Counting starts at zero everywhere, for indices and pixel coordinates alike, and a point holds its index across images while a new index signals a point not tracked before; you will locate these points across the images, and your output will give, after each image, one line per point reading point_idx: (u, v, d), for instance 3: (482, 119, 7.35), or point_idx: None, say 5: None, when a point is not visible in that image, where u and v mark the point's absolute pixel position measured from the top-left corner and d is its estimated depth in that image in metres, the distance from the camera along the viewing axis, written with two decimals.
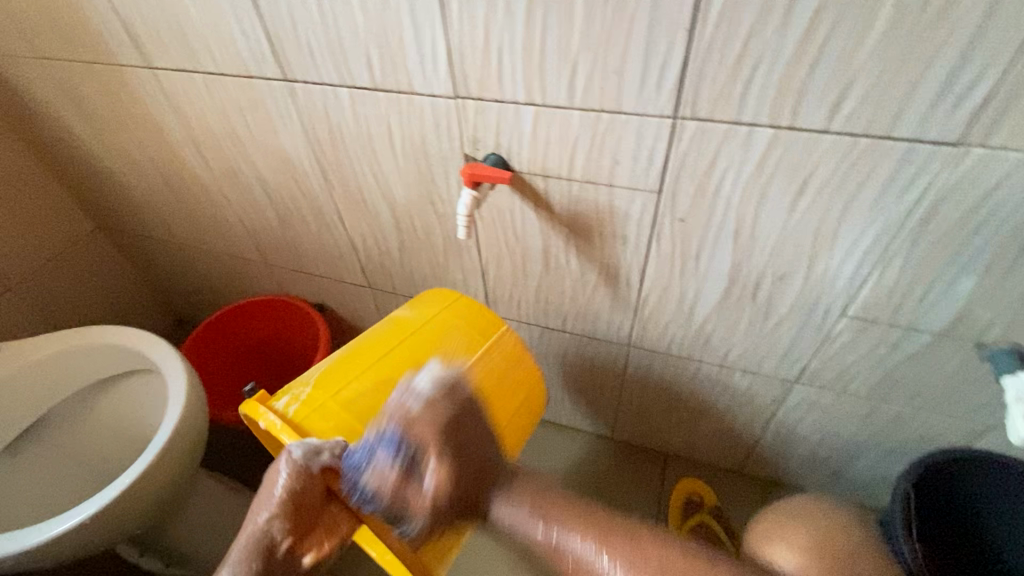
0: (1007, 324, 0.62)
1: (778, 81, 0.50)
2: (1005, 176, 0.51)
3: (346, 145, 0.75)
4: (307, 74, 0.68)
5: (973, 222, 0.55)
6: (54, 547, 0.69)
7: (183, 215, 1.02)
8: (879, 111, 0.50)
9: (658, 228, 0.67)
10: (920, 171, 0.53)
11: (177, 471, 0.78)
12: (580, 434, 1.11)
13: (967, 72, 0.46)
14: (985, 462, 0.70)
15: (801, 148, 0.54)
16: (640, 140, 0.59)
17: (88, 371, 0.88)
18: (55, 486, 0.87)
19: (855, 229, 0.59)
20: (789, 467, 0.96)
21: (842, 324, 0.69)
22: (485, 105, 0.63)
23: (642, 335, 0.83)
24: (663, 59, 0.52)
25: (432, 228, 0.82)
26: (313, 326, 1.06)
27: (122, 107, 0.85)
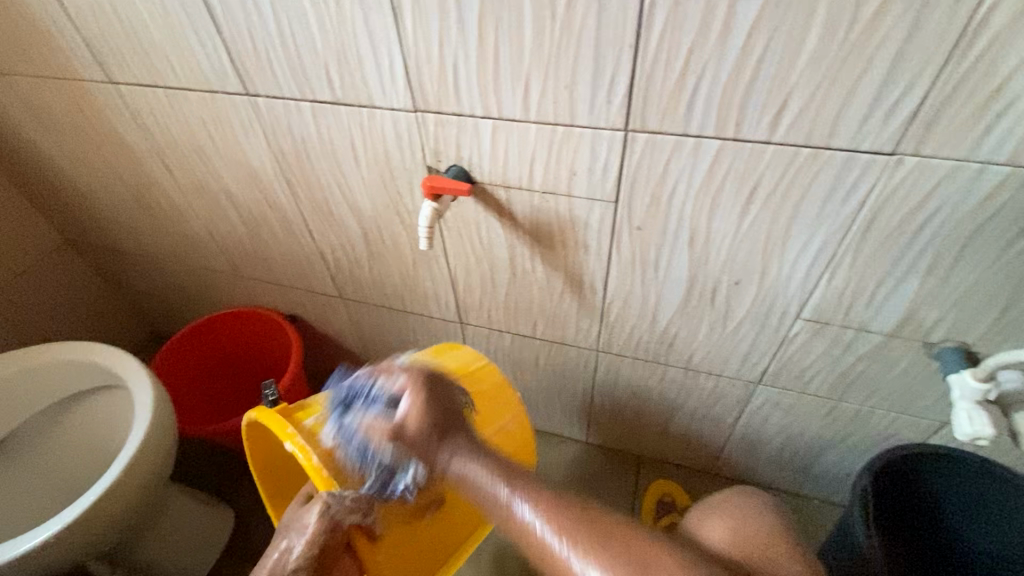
0: (950, 324, 0.64)
1: (721, 95, 0.52)
2: (938, 184, 0.53)
3: (311, 158, 0.75)
4: (268, 89, 0.69)
5: (912, 226, 0.57)
6: (18, 566, 0.68)
7: (152, 228, 1.02)
8: (817, 123, 0.52)
9: (617, 236, 0.69)
10: (859, 180, 0.55)
11: (145, 487, 0.77)
12: (554, 438, 1.12)
13: (894, 87, 0.48)
14: (938, 456, 0.73)
15: (747, 158, 0.56)
16: (595, 152, 0.61)
17: (56, 386, 0.88)
18: (24, 504, 0.86)
19: (803, 235, 0.61)
20: (757, 466, 0.98)
21: (798, 326, 0.71)
22: (444, 119, 0.64)
23: (609, 340, 0.85)
24: (611, 74, 0.54)
25: (399, 238, 0.83)
26: (287, 337, 1.06)
27: (85, 121, 0.85)
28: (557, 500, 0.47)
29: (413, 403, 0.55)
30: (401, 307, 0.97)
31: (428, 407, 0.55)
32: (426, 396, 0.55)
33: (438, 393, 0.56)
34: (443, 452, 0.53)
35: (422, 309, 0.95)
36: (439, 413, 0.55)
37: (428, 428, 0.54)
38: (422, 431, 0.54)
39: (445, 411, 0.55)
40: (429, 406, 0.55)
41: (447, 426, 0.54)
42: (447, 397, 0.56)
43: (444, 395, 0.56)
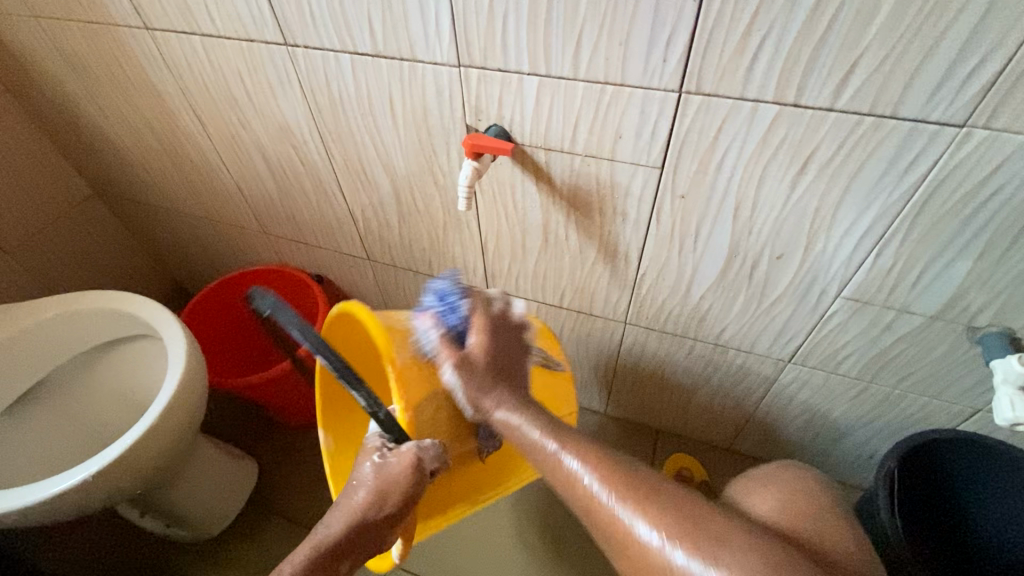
0: (998, 308, 0.62)
1: (784, 58, 0.50)
2: (1005, 160, 0.51)
3: (346, 112, 0.74)
4: (307, 39, 0.67)
5: (973, 204, 0.55)
6: (55, 504, 0.70)
7: (181, 181, 1.01)
8: (885, 90, 0.49)
9: (658, 205, 0.67)
10: (923, 152, 0.52)
11: (176, 435, 0.78)
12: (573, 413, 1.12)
13: (973, 53, 0.45)
14: (965, 441, 0.72)
15: (805, 126, 0.54)
16: (643, 115, 0.59)
17: (86, 334, 0.89)
18: (54, 451, 0.88)
19: (855, 209, 0.59)
20: (778, 445, 0.98)
21: (837, 305, 0.70)
22: (488, 75, 0.62)
23: (639, 312, 0.84)
24: (670, 32, 0.51)
25: (431, 200, 0.82)
26: (312, 296, 1.07)
27: (119, 69, 0.84)
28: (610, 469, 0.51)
29: (480, 338, 0.60)
30: (427, 271, 0.97)
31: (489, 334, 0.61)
32: (491, 336, 0.61)
33: (502, 337, 0.62)
34: (491, 393, 0.58)
35: (449, 274, 0.95)
36: (497, 351, 0.61)
37: (487, 368, 0.59)
38: (488, 367, 0.59)
39: (503, 352, 0.61)
40: (488, 348, 0.60)
41: (505, 367, 0.61)
42: (508, 344, 0.62)
43: (504, 341, 0.62)
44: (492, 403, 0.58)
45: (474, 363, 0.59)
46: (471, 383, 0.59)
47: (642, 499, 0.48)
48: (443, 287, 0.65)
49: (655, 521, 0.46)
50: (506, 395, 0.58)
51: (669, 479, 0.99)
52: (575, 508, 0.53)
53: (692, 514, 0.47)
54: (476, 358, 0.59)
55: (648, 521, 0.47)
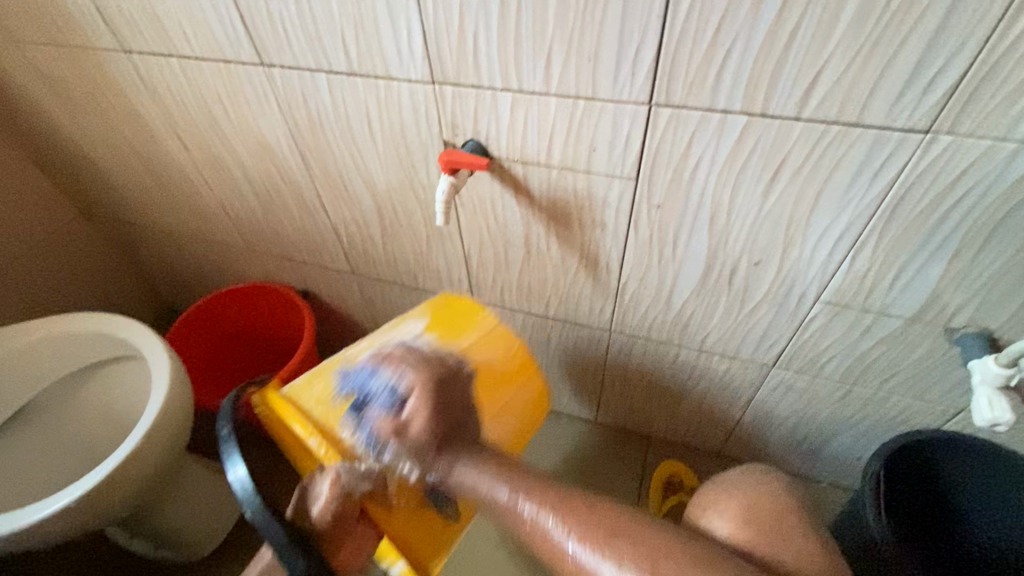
0: (973, 309, 0.63)
1: (750, 70, 0.51)
2: (972, 163, 0.51)
3: (325, 130, 0.74)
4: (284, 59, 0.68)
5: (941, 208, 0.56)
6: (38, 530, 0.70)
7: (165, 200, 1.02)
8: (850, 98, 0.50)
9: (635, 215, 0.68)
10: (890, 158, 0.53)
11: (161, 457, 0.78)
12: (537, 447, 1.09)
13: (933, 61, 0.46)
14: (950, 444, 0.72)
15: (774, 135, 0.55)
16: (616, 127, 0.59)
17: (71, 356, 0.88)
18: (38, 477, 0.87)
19: (828, 215, 0.60)
20: (767, 449, 0.98)
21: (816, 309, 0.70)
22: (463, 91, 0.62)
23: (623, 321, 0.85)
24: (637, 47, 0.52)
25: (413, 214, 0.82)
26: (299, 313, 1.07)
27: (99, 92, 0.84)
28: (585, 521, 0.55)
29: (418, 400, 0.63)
30: (412, 285, 0.97)
31: (435, 392, 0.65)
32: (433, 390, 0.64)
33: (444, 387, 0.66)
34: (440, 458, 0.63)
35: (433, 286, 0.95)
36: (443, 401, 0.65)
37: (434, 434, 0.63)
38: (430, 437, 0.63)
39: (445, 402, 0.65)
40: (435, 413, 0.64)
41: (451, 411, 0.66)
42: (449, 394, 0.66)
43: (446, 391, 0.66)
44: (447, 463, 0.63)
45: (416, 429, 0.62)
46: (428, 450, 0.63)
47: (597, 528, 0.54)
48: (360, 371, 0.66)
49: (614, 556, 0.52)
50: (464, 453, 0.63)
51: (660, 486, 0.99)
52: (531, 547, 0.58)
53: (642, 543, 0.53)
54: (418, 430, 0.62)
55: (609, 558, 0.52)
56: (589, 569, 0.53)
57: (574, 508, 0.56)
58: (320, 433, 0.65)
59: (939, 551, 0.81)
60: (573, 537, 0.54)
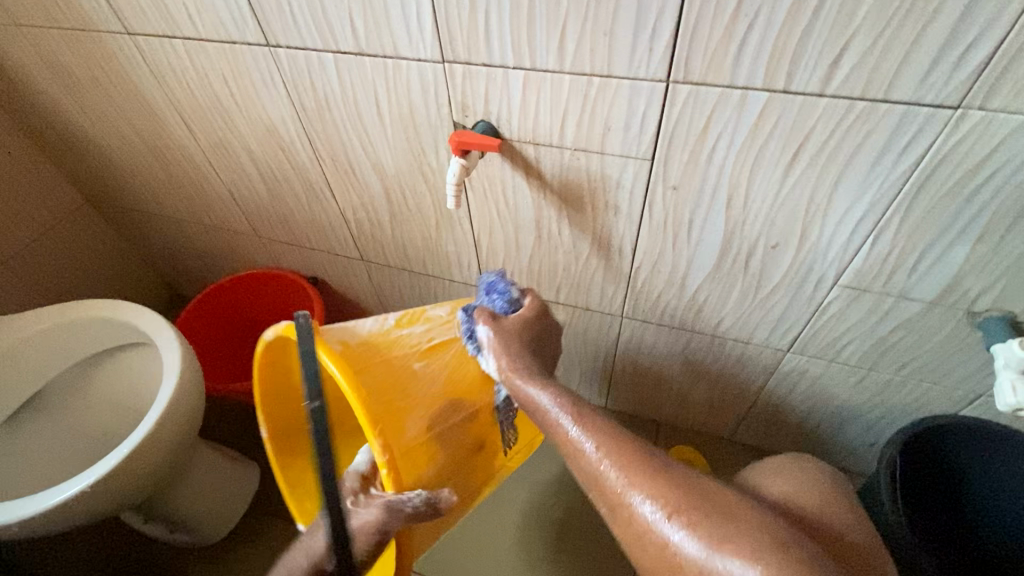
0: (998, 292, 0.61)
1: (773, 45, 0.49)
2: (1003, 140, 0.49)
3: (333, 112, 0.73)
4: (290, 39, 0.66)
5: (970, 187, 0.54)
6: (55, 515, 0.70)
7: (171, 187, 1.01)
8: (877, 73, 0.48)
9: (650, 198, 0.66)
10: (917, 136, 0.51)
11: (174, 443, 0.78)
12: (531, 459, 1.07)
13: (966, 32, 0.44)
14: (971, 428, 0.71)
15: (796, 113, 0.53)
16: (631, 105, 0.58)
17: (83, 343, 0.89)
18: (52, 463, 0.87)
19: (851, 195, 0.58)
20: (779, 435, 0.97)
21: (835, 293, 0.69)
22: (473, 70, 0.61)
23: (635, 306, 0.83)
24: (655, 21, 0.50)
25: (422, 198, 0.81)
26: (308, 299, 1.06)
27: (103, 76, 0.83)
28: (620, 449, 0.52)
29: (519, 313, 0.68)
30: (421, 270, 0.96)
31: (532, 332, 0.68)
32: (534, 316, 0.69)
33: (541, 321, 0.69)
34: (519, 355, 0.63)
35: (443, 272, 0.95)
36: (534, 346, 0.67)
37: (524, 337, 0.66)
38: (517, 334, 0.65)
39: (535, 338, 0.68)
40: (529, 324, 0.68)
41: (538, 345, 0.68)
42: (545, 326, 0.70)
43: (542, 325, 0.69)
44: (520, 367, 0.62)
45: (508, 329, 0.65)
46: (500, 346, 0.63)
47: (634, 470, 0.50)
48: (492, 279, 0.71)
49: (651, 497, 0.47)
50: (535, 370, 0.62)
51: None
52: (584, 483, 0.54)
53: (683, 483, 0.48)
54: (509, 325, 0.66)
55: (649, 497, 0.47)
56: (629, 508, 0.48)
57: (617, 450, 0.52)
58: (384, 433, 0.57)
59: (962, 533, 0.79)
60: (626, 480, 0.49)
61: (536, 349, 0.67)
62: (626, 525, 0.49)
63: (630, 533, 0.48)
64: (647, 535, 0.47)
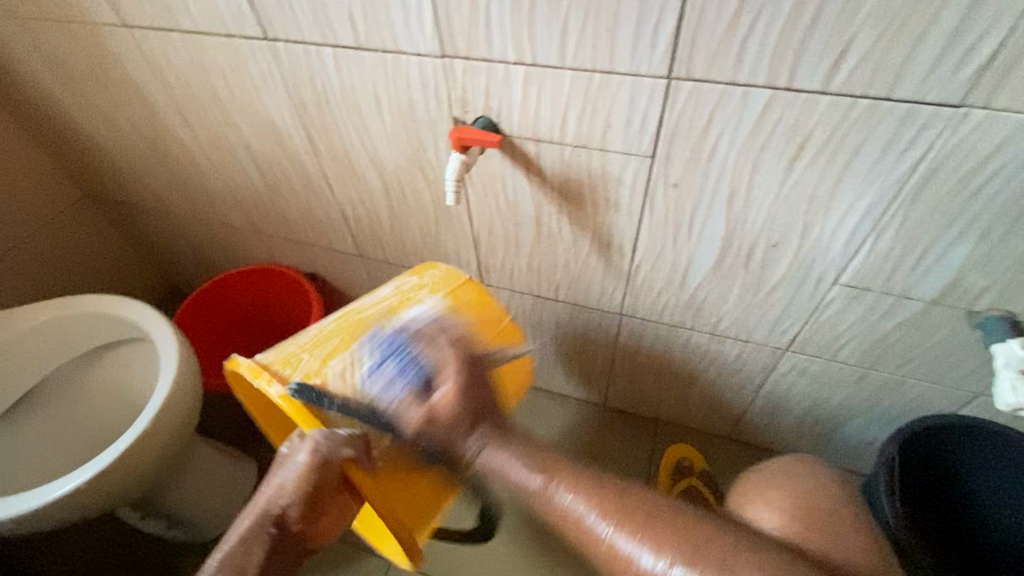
0: (998, 292, 0.61)
1: (776, 42, 0.48)
2: (1005, 140, 0.49)
3: (332, 107, 0.73)
4: (289, 34, 0.66)
5: (972, 186, 0.53)
6: (51, 511, 0.70)
7: (168, 181, 1.00)
8: (880, 70, 0.48)
9: (651, 195, 0.66)
10: (919, 134, 0.51)
11: (171, 439, 0.78)
12: None
13: (971, 29, 0.44)
14: (965, 429, 0.71)
15: (798, 110, 0.53)
16: (633, 102, 0.57)
17: (81, 339, 0.88)
18: (51, 459, 0.87)
19: (852, 193, 0.58)
20: (778, 434, 0.97)
21: (834, 292, 0.69)
22: (474, 65, 0.60)
23: (634, 304, 0.83)
24: (658, 17, 0.50)
25: (421, 194, 0.80)
26: (306, 295, 1.06)
27: (99, 68, 0.82)
28: (617, 501, 0.51)
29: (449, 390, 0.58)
30: (420, 267, 0.96)
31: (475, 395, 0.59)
32: (461, 379, 0.59)
33: (474, 375, 0.61)
34: (471, 434, 0.57)
35: None
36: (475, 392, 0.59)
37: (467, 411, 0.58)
38: (459, 415, 0.57)
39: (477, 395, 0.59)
40: (467, 389, 0.59)
41: (487, 408, 0.59)
42: (474, 375, 0.60)
43: (472, 373, 0.60)
44: (475, 446, 0.57)
45: (442, 417, 0.57)
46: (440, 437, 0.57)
47: (629, 515, 0.50)
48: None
49: (648, 545, 0.48)
50: (490, 445, 0.56)
51: (668, 469, 0.98)
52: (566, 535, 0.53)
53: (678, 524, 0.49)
54: (441, 414, 0.57)
55: (649, 551, 0.48)
56: (625, 556, 0.48)
57: (605, 492, 0.52)
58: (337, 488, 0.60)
59: (956, 536, 0.80)
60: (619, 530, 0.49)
61: (482, 407, 0.59)
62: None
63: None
64: None
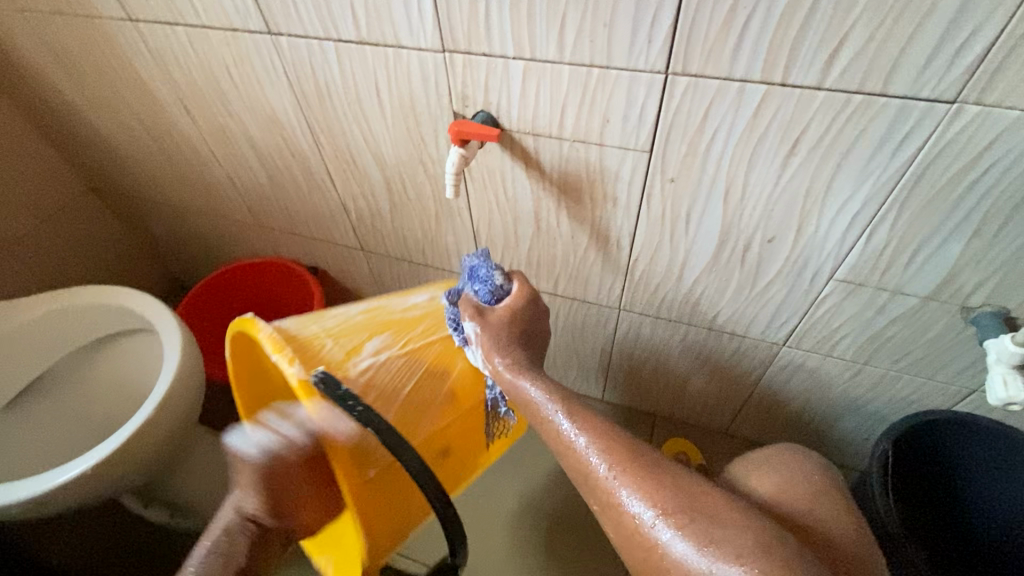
0: (992, 288, 0.62)
1: (771, 37, 0.49)
2: (998, 136, 0.50)
3: (334, 101, 0.73)
4: (291, 28, 0.66)
5: (964, 182, 0.54)
6: (56, 496, 0.71)
7: (173, 174, 1.01)
8: (874, 67, 0.48)
9: (648, 190, 0.67)
10: (913, 130, 0.52)
11: (174, 428, 0.79)
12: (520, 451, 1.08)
13: (964, 26, 0.44)
14: (963, 425, 0.72)
15: (794, 106, 0.53)
16: (631, 97, 0.58)
17: (86, 328, 0.89)
18: (55, 447, 0.88)
19: (847, 189, 0.58)
20: (774, 429, 0.98)
21: (830, 287, 0.69)
22: (473, 60, 0.61)
23: (632, 299, 0.84)
24: (655, 12, 0.50)
25: (422, 188, 0.81)
26: (308, 289, 1.07)
27: (105, 62, 0.83)
28: (620, 452, 0.54)
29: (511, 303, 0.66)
30: (421, 261, 0.97)
31: (522, 326, 0.66)
32: (526, 305, 0.67)
33: (533, 310, 0.68)
34: (513, 352, 0.64)
35: (442, 263, 0.95)
36: (524, 333, 0.66)
37: (522, 331, 0.66)
38: (509, 328, 0.65)
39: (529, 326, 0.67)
40: (520, 313, 0.66)
41: (531, 338, 0.67)
42: (537, 313, 0.68)
43: (535, 310, 0.68)
44: (513, 366, 0.63)
45: (496, 320, 0.65)
46: (490, 338, 0.64)
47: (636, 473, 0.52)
48: (474, 261, 0.69)
49: (648, 498, 0.50)
50: (529, 369, 0.63)
51: None
52: (575, 478, 0.57)
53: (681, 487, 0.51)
54: (496, 317, 0.65)
55: (644, 500, 0.50)
56: (619, 501, 0.51)
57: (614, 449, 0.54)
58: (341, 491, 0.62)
59: (950, 534, 0.81)
60: (624, 485, 0.51)
61: (530, 341, 0.67)
62: (619, 523, 0.52)
63: (618, 525, 0.52)
64: (639, 536, 0.49)
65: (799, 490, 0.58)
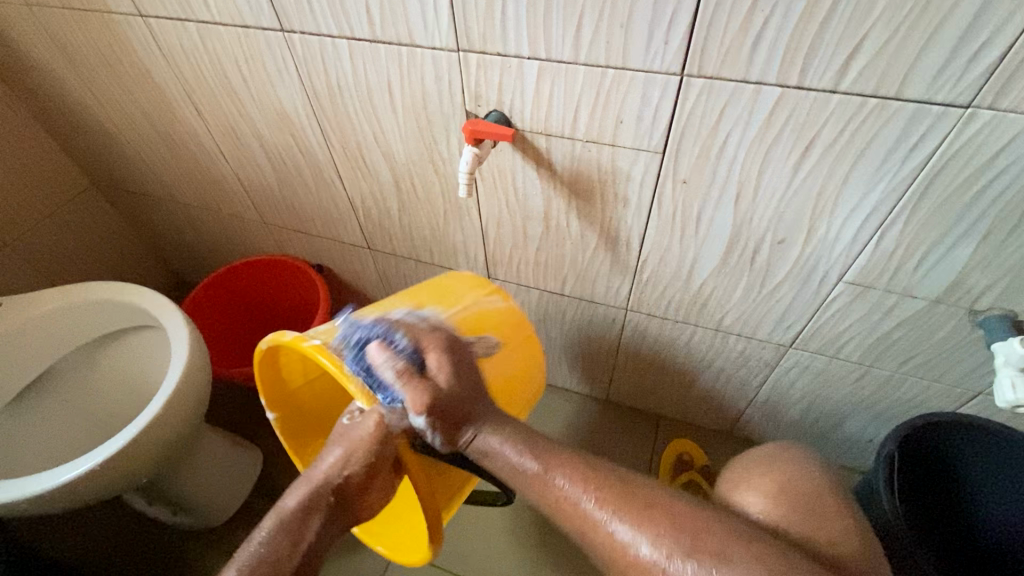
0: (1000, 291, 0.62)
1: (788, 40, 0.49)
2: (1010, 141, 0.50)
3: (344, 99, 0.73)
4: (304, 25, 0.66)
5: (976, 186, 0.54)
6: (62, 494, 0.71)
7: (179, 171, 1.01)
8: (890, 71, 0.49)
9: (660, 191, 0.67)
10: (927, 134, 0.52)
11: (180, 425, 0.79)
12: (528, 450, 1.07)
13: (980, 31, 0.45)
14: (968, 428, 0.72)
15: (808, 109, 0.54)
16: (645, 98, 0.58)
17: (91, 325, 0.89)
18: (59, 444, 0.88)
19: (859, 191, 0.59)
20: (778, 430, 0.98)
21: (838, 289, 0.70)
22: (488, 60, 0.61)
23: (640, 299, 0.84)
24: (672, 14, 0.51)
25: (431, 187, 0.81)
26: (314, 287, 1.07)
27: (114, 57, 0.83)
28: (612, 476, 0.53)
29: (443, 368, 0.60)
30: (428, 260, 0.97)
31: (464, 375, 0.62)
32: (450, 359, 0.62)
33: (455, 357, 0.63)
34: (472, 421, 0.59)
35: (449, 262, 0.95)
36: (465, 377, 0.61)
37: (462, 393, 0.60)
38: (451, 395, 0.59)
39: (476, 383, 0.62)
40: (458, 374, 0.61)
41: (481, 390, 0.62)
42: (463, 359, 0.63)
43: (460, 357, 0.63)
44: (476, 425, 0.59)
45: (438, 391, 0.59)
46: (444, 416, 0.58)
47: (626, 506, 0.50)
48: (358, 333, 0.64)
49: (646, 532, 0.48)
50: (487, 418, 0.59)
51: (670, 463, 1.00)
52: (561, 524, 0.53)
53: (680, 519, 0.49)
54: (439, 386, 0.59)
55: (643, 537, 0.48)
56: (619, 542, 0.49)
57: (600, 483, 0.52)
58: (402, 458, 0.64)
59: (955, 540, 0.81)
60: (624, 526, 0.49)
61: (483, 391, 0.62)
62: (616, 563, 0.49)
63: (595, 544, 0.51)
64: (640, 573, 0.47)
65: (804, 497, 0.58)
